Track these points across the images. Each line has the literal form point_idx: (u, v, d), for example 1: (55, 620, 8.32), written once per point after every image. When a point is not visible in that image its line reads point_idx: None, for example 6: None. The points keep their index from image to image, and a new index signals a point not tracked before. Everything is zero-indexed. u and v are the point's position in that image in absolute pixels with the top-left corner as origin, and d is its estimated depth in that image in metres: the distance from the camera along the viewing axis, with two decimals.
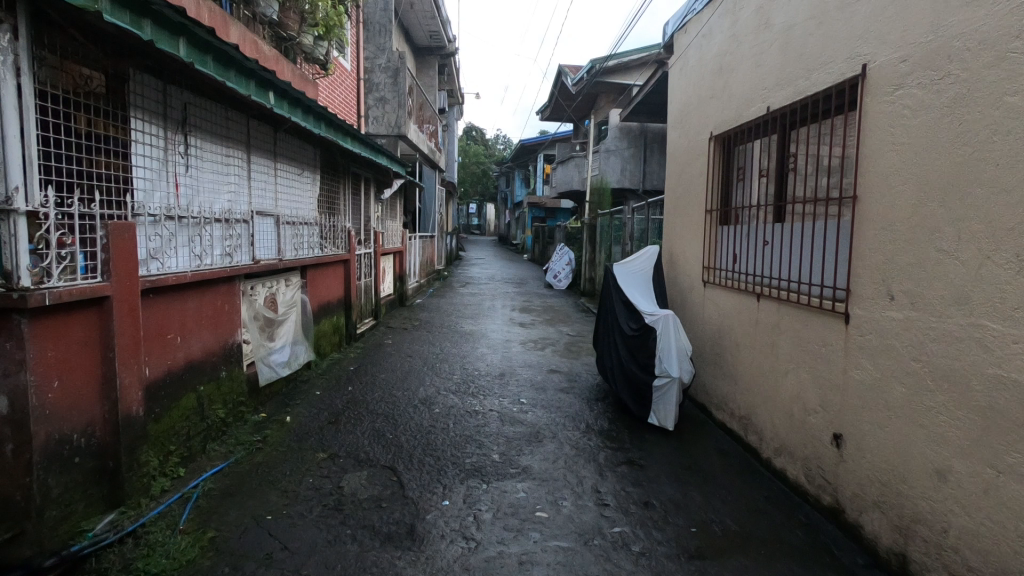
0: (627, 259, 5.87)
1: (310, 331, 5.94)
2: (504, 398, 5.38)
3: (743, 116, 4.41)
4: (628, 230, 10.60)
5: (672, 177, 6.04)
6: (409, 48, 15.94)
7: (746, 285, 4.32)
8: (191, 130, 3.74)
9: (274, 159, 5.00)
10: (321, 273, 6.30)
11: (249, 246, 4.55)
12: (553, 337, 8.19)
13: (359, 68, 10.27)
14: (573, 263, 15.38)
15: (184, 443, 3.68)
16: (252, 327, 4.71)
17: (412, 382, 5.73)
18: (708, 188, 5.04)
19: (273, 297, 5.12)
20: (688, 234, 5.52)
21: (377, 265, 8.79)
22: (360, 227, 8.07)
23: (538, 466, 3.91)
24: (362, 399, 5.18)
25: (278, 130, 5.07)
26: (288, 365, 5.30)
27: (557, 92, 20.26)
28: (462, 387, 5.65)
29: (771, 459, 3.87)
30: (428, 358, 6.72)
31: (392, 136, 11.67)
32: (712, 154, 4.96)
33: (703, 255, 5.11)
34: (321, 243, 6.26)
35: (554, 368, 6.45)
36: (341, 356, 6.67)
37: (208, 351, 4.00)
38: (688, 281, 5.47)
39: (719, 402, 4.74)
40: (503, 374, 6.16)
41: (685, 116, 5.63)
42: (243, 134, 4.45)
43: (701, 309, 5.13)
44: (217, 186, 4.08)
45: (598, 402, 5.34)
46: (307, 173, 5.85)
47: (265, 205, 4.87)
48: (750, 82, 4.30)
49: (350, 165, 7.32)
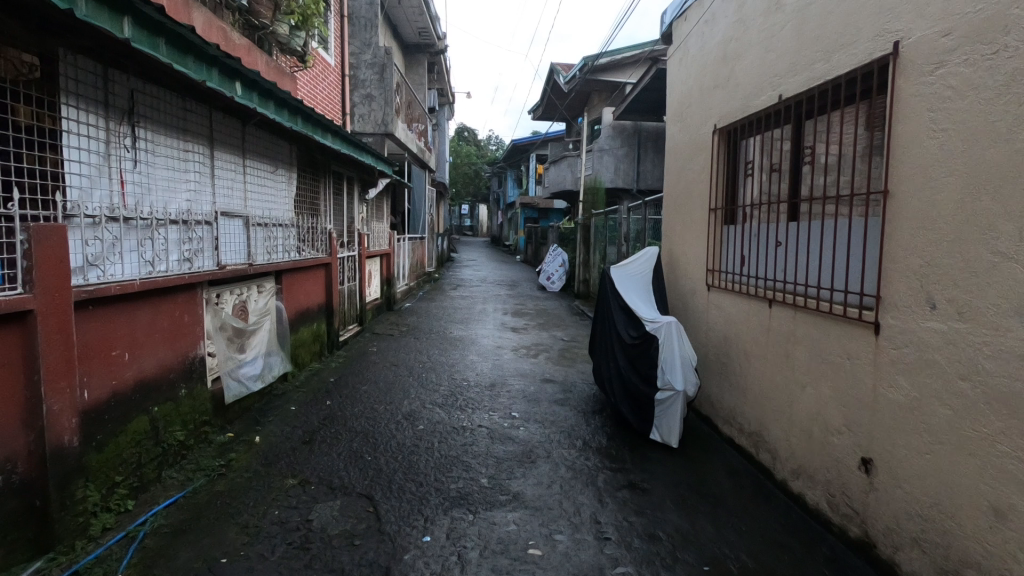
0: (625, 261, 5.51)
1: (287, 340, 5.55)
2: (494, 412, 5.00)
3: (751, 106, 4.06)
4: (623, 230, 10.27)
5: (671, 174, 5.70)
6: (397, 45, 15.55)
7: (756, 290, 3.97)
8: (141, 121, 3.34)
9: (242, 156, 4.60)
10: (299, 278, 5.90)
11: (213, 251, 4.14)
12: (546, 343, 7.82)
13: (344, 63, 9.89)
14: (566, 264, 15.03)
15: (134, 472, 3.28)
16: (218, 339, 4.31)
17: (396, 394, 5.34)
18: (712, 186, 4.70)
19: (242, 305, 4.72)
20: (690, 234, 5.18)
21: (362, 268, 8.38)
22: (344, 229, 7.68)
23: (531, 492, 3.54)
24: (341, 415, 4.79)
25: (247, 124, 4.67)
26: (260, 378, 4.91)
27: (549, 91, 19.95)
28: (449, 400, 5.26)
29: (787, 482, 3.52)
30: (414, 367, 6.33)
31: (379, 134, 11.28)
32: (716, 149, 4.63)
33: (707, 257, 4.77)
34: (299, 246, 5.86)
35: (548, 378, 6.07)
36: (322, 366, 6.28)
37: (164, 368, 3.60)
38: (690, 285, 5.13)
39: (725, 415, 4.40)
40: (494, 384, 5.78)
41: (686, 109, 5.28)
42: (205, 127, 4.05)
43: (705, 315, 4.79)
44: (173, 184, 3.68)
45: (595, 415, 4.98)
46: (282, 172, 5.45)
47: (232, 206, 4.47)
48: (759, 68, 3.96)
49: (331, 163, 6.91)
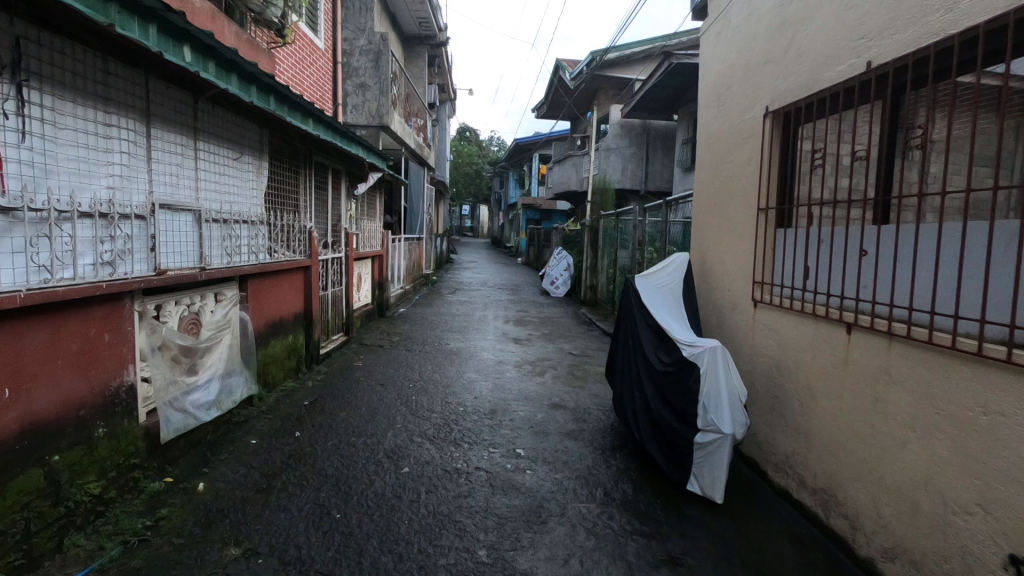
0: (650, 270, 4.71)
1: (252, 357, 4.73)
2: (495, 448, 4.18)
3: (820, 81, 3.26)
4: (636, 233, 9.48)
5: (703, 169, 4.91)
6: (396, 36, 14.77)
7: (828, 311, 3.18)
8: (35, 81, 2.53)
9: (192, 136, 3.78)
10: (270, 284, 5.09)
11: (147, 252, 3.32)
12: (553, 359, 6.98)
13: (335, 48, 9.11)
14: (572, 268, 14.21)
15: (17, 547, 2.45)
16: (156, 361, 3.51)
17: (379, 424, 4.52)
18: (761, 181, 3.89)
19: (194, 318, 3.96)
20: (728, 239, 4.38)
21: (349, 271, 7.56)
22: (328, 227, 6.86)
23: (544, 571, 2.72)
24: (309, 451, 3.97)
25: (200, 99, 3.85)
26: (217, 406, 4.13)
27: (555, 87, 19.20)
28: (441, 431, 4.44)
29: (878, 564, 2.70)
30: (402, 388, 5.51)
31: (373, 127, 10.49)
32: (767, 135, 3.83)
33: (754, 266, 3.96)
34: (270, 247, 5.04)
35: (558, 402, 5.25)
36: (297, 385, 5.45)
37: (69, 404, 2.78)
38: (730, 299, 4.32)
39: (778, 462, 3.59)
40: (495, 411, 4.96)
41: (725, 91, 4.48)
42: (139, 97, 3.23)
43: (751, 336, 3.99)
44: (90, 166, 2.86)
45: (615, 453, 4.17)
46: (248, 160, 4.63)
47: (178, 197, 3.64)
48: (832, 32, 3.16)
49: (314, 152, 6.09)
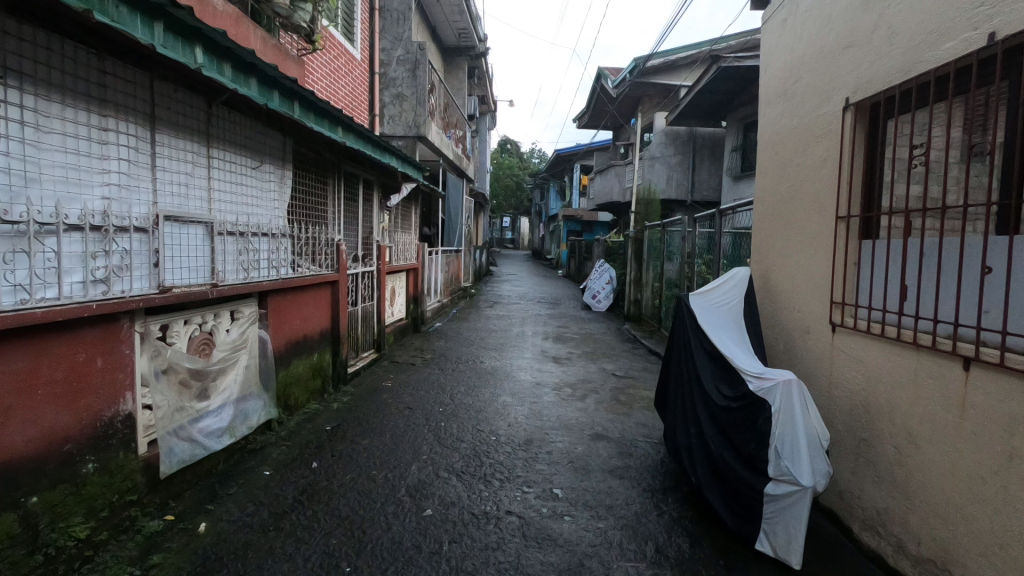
0: (707, 287, 4.18)
1: (271, 378, 4.44)
2: (529, 488, 3.72)
3: (920, 64, 2.72)
4: (683, 245, 8.90)
5: (766, 174, 4.36)
6: (435, 46, 14.67)
7: (935, 342, 2.61)
8: (13, 79, 2.27)
9: (205, 143, 3.53)
10: (294, 300, 4.82)
11: (149, 268, 3.05)
12: (595, 381, 6.46)
13: (371, 58, 8.98)
14: (614, 281, 13.63)
15: None
16: (161, 386, 3.23)
17: (404, 455, 4.14)
18: (841, 185, 3.34)
19: (205, 338, 3.68)
20: (797, 252, 3.83)
21: (382, 285, 7.27)
22: (358, 240, 6.60)
23: None
24: (325, 486, 3.61)
25: (214, 105, 3.60)
26: (230, 432, 3.85)
27: (596, 96, 18.77)
28: (471, 465, 4.01)
29: None
30: (432, 412, 5.12)
31: (410, 138, 10.29)
32: (847, 132, 3.29)
33: (833, 284, 3.40)
34: (293, 261, 4.77)
35: (601, 433, 4.74)
36: (321, 407, 5.14)
37: (50, 438, 2.50)
38: (800, 322, 3.76)
39: (868, 519, 3.01)
40: (530, 441, 4.51)
41: (793, 84, 3.95)
42: (142, 100, 2.98)
43: (829, 366, 3.42)
44: (79, 174, 2.60)
45: (667, 497, 3.64)
46: (269, 169, 4.37)
47: (188, 208, 3.38)
48: (936, 3, 2.62)
49: (343, 162, 5.83)
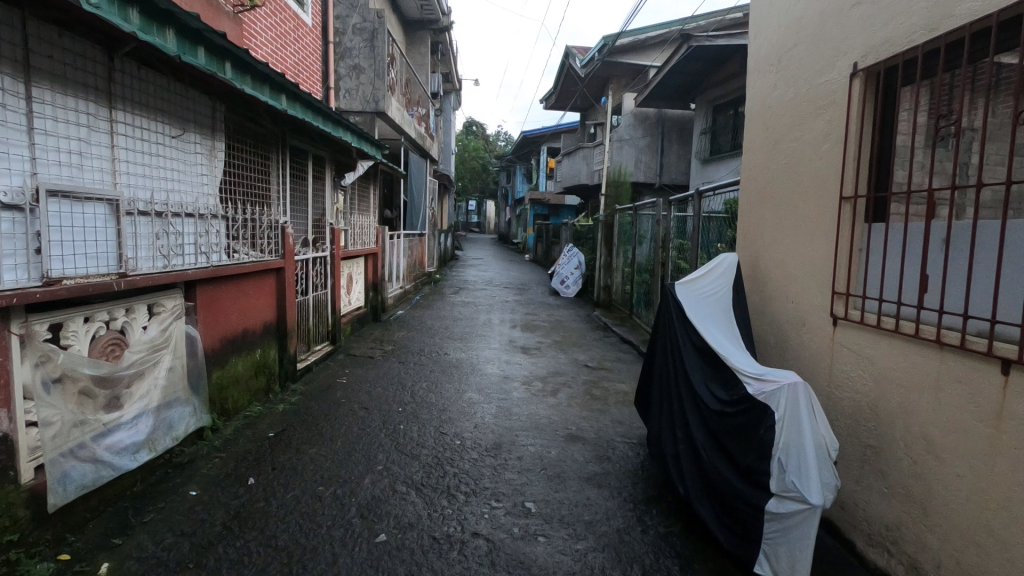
0: (693, 275, 3.82)
1: (203, 380, 3.88)
2: (499, 502, 3.30)
3: (950, 18, 2.35)
4: (654, 230, 8.59)
5: (756, 152, 3.99)
6: (396, 18, 13.85)
7: (965, 341, 2.27)
8: None
9: (106, 103, 2.92)
10: (229, 291, 4.23)
11: (28, 255, 2.48)
12: (567, 374, 6.07)
13: (325, 25, 8.26)
14: (583, 267, 13.29)
15: None
16: (51, 399, 2.66)
17: (357, 466, 3.66)
18: (846, 161, 2.97)
19: (115, 337, 3.11)
20: (791, 238, 3.48)
21: (337, 271, 6.68)
22: (308, 223, 6.00)
23: None
24: (261, 507, 3.10)
25: (118, 58, 2.99)
26: (150, 446, 3.31)
27: (564, 76, 18.27)
28: (433, 476, 3.57)
29: None
30: (390, 413, 4.65)
31: (368, 113, 9.61)
32: (854, 102, 2.92)
33: (834, 273, 3.05)
34: (228, 246, 4.18)
35: (575, 433, 4.35)
36: (265, 409, 4.60)
37: None
38: (795, 314, 3.42)
39: (876, 534, 2.71)
40: (498, 445, 4.09)
41: (790, 50, 3.56)
42: (11, 44, 2.36)
43: (828, 364, 3.09)
44: None
45: (652, 508, 3.29)
46: (195, 139, 3.76)
47: (83, 182, 2.78)
48: None
49: (288, 134, 5.21)
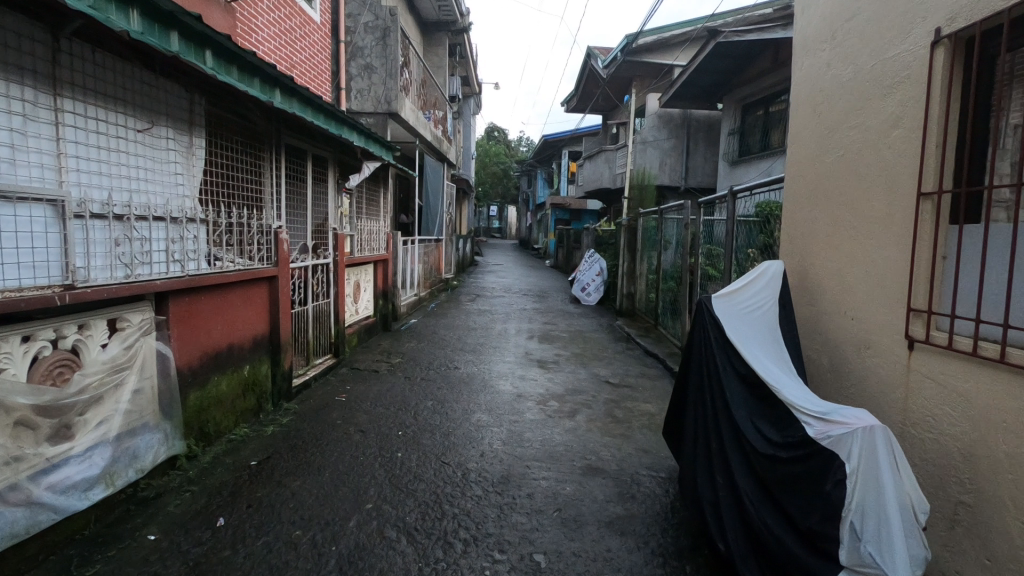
0: (730, 288, 3.27)
1: (177, 403, 3.47)
2: (503, 554, 2.80)
3: None
4: (680, 236, 8.02)
5: (805, 144, 3.44)
6: (412, 19, 13.53)
7: None
8: None
9: (47, 87, 2.53)
10: (210, 302, 3.83)
11: None
12: (586, 392, 5.55)
13: (335, 23, 7.92)
14: (605, 273, 12.72)
15: None
16: None
17: (343, 504, 3.21)
18: (927, 148, 2.42)
19: (64, 358, 2.72)
20: (851, 243, 2.92)
21: (341, 280, 6.27)
22: (308, 228, 5.60)
23: None
24: (224, 558, 2.66)
25: (66, 38, 2.61)
26: (108, 481, 2.91)
27: (585, 77, 17.75)
28: (428, 518, 3.10)
29: None
30: (388, 439, 4.19)
31: (380, 114, 9.23)
32: (937, 76, 2.38)
33: (911, 286, 2.49)
34: (210, 254, 3.78)
35: (595, 465, 3.84)
36: (251, 432, 4.18)
37: None
38: (856, 334, 2.86)
39: None
40: (506, 479, 3.60)
41: (848, 22, 3.02)
42: None
43: (904, 396, 2.53)
44: None
45: (686, 565, 2.75)
46: (166, 133, 3.36)
47: (16, 180, 2.40)
48: None
49: (284, 131, 4.81)
